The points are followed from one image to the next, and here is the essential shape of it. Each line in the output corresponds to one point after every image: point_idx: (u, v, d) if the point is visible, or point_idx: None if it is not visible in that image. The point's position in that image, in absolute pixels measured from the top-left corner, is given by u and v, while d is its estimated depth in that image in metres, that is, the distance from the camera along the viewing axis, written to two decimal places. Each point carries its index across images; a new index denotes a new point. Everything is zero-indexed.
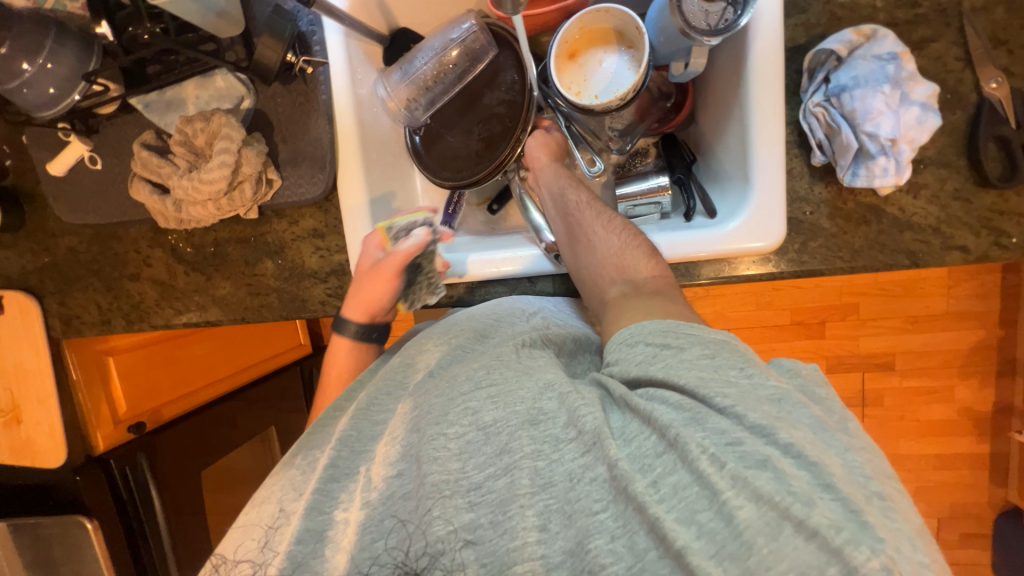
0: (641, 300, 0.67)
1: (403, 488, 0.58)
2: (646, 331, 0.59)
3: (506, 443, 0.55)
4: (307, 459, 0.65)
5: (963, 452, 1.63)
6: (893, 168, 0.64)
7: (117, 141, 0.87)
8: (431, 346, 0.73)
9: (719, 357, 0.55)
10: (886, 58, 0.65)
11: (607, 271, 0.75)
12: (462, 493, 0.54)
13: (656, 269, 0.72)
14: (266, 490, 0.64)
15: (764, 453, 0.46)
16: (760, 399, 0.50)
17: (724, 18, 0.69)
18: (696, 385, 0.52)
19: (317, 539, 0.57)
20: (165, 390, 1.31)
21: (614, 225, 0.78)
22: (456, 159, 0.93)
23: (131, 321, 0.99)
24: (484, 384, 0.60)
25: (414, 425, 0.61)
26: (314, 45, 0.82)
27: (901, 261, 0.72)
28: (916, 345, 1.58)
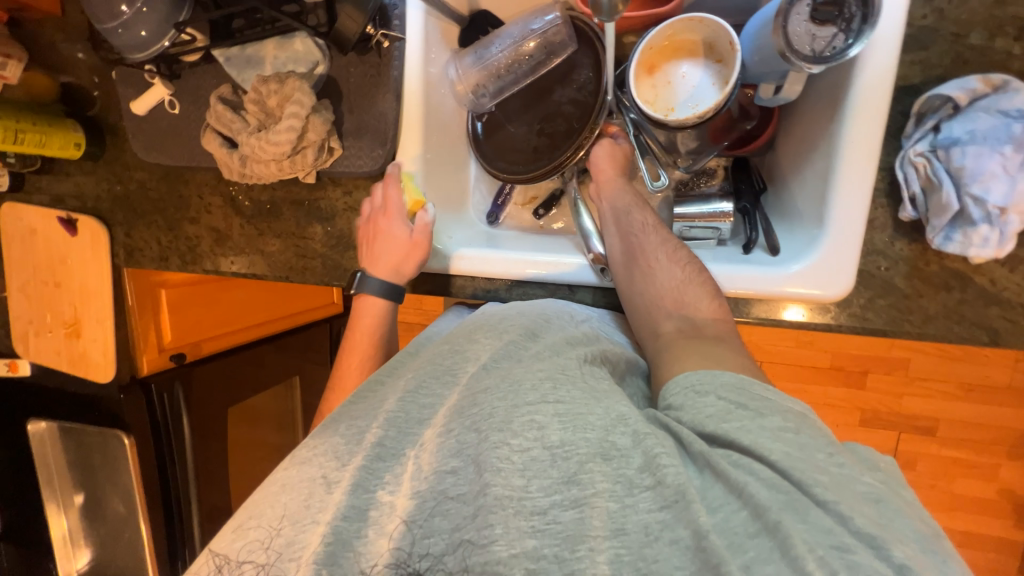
0: (701, 344, 0.66)
1: (457, 489, 0.56)
2: (720, 383, 0.59)
3: (574, 470, 0.54)
4: (352, 431, 0.64)
5: (995, 536, 1.52)
6: (994, 239, 0.58)
7: (196, 89, 0.90)
8: (481, 338, 0.72)
9: (802, 434, 0.53)
10: (1013, 115, 0.57)
11: (663, 304, 0.74)
12: (526, 516, 0.52)
13: (718, 311, 0.71)
14: (306, 452, 0.64)
15: (879, 569, 0.43)
16: (857, 493, 0.49)
17: (831, 45, 0.63)
18: (784, 462, 0.50)
19: (360, 519, 0.57)
20: (206, 326, 1.39)
21: (678, 257, 0.76)
22: (514, 151, 0.91)
23: (185, 262, 1.04)
24: (550, 399, 0.59)
25: (470, 423, 0.59)
26: (393, 19, 0.81)
27: (979, 337, 0.66)
28: (967, 415, 1.47)
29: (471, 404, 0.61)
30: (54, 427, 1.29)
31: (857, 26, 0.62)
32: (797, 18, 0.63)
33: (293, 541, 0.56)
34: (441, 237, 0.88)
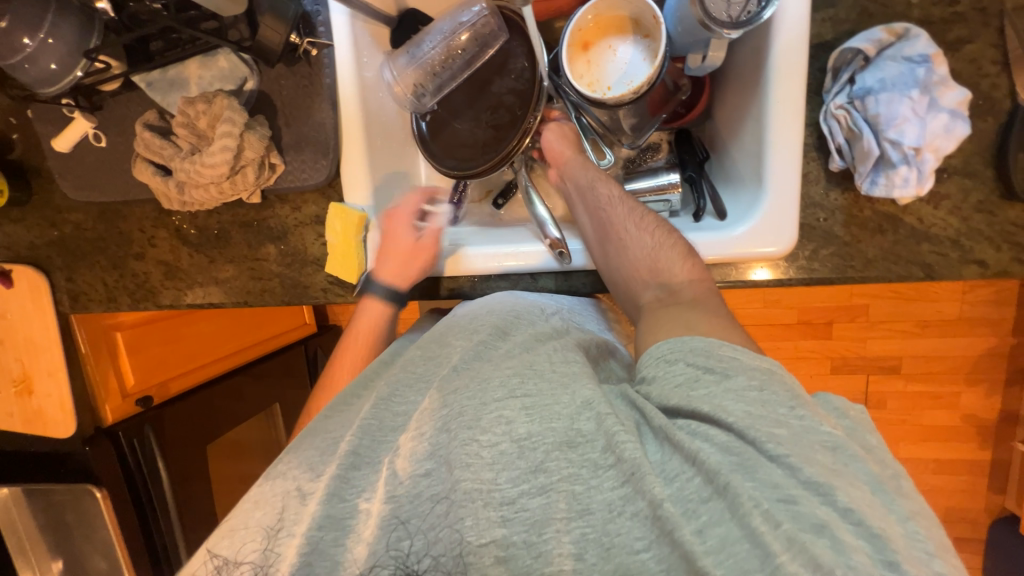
0: (677, 309, 0.67)
1: (431, 490, 0.57)
2: (690, 349, 0.59)
3: (541, 459, 0.54)
4: (325, 442, 0.65)
5: (964, 458, 1.62)
6: (915, 178, 0.61)
7: (122, 118, 0.86)
8: (453, 341, 0.72)
9: (766, 391, 0.54)
10: (916, 60, 0.61)
11: (640, 274, 0.74)
12: (495, 507, 0.53)
13: (694, 272, 0.71)
14: (281, 464, 0.64)
15: (821, 519, 0.46)
16: (808, 444, 0.50)
17: (746, 10, 0.66)
18: (743, 424, 0.51)
19: (338, 526, 0.58)
20: (171, 365, 1.33)
21: (646, 224, 0.76)
22: (463, 148, 0.90)
23: (136, 300, 1.00)
24: (517, 393, 0.59)
25: (442, 424, 0.59)
26: (320, 27, 0.80)
27: (915, 273, 0.70)
28: (925, 350, 1.55)
29: (440, 405, 0.61)
30: (18, 491, 1.21)
31: None
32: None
33: (273, 552, 0.57)
34: None
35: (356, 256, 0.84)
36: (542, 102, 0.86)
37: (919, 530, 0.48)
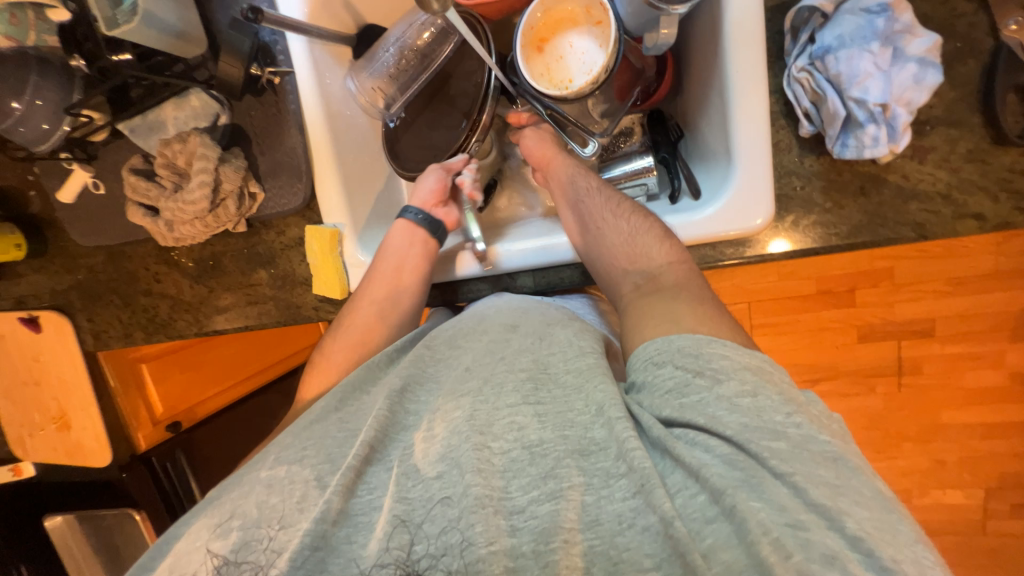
0: (659, 298, 0.65)
1: (441, 495, 0.53)
2: (677, 347, 0.57)
3: (552, 466, 0.53)
4: (341, 434, 0.61)
5: (1011, 420, 1.51)
6: (885, 136, 0.58)
7: (113, 165, 0.92)
8: (463, 343, 0.69)
9: (761, 396, 0.52)
10: (875, 10, 0.58)
11: (619, 262, 0.72)
12: (505, 515, 0.51)
13: (672, 254, 0.69)
14: (288, 453, 0.59)
15: (834, 549, 0.43)
16: (811, 455, 0.48)
17: None
18: (738, 434, 0.50)
19: (348, 523, 0.55)
20: (195, 390, 1.40)
21: (623, 211, 0.75)
22: (421, 149, 0.91)
23: (149, 334, 1.06)
24: (530, 399, 0.58)
25: (454, 427, 0.56)
26: (280, 55, 0.82)
27: (907, 235, 0.66)
28: (958, 309, 1.45)
29: (454, 403, 0.59)
30: (71, 518, 1.31)
31: None
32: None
33: (282, 545, 0.53)
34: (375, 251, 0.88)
35: (336, 275, 0.86)
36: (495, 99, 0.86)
37: (925, 555, 0.44)
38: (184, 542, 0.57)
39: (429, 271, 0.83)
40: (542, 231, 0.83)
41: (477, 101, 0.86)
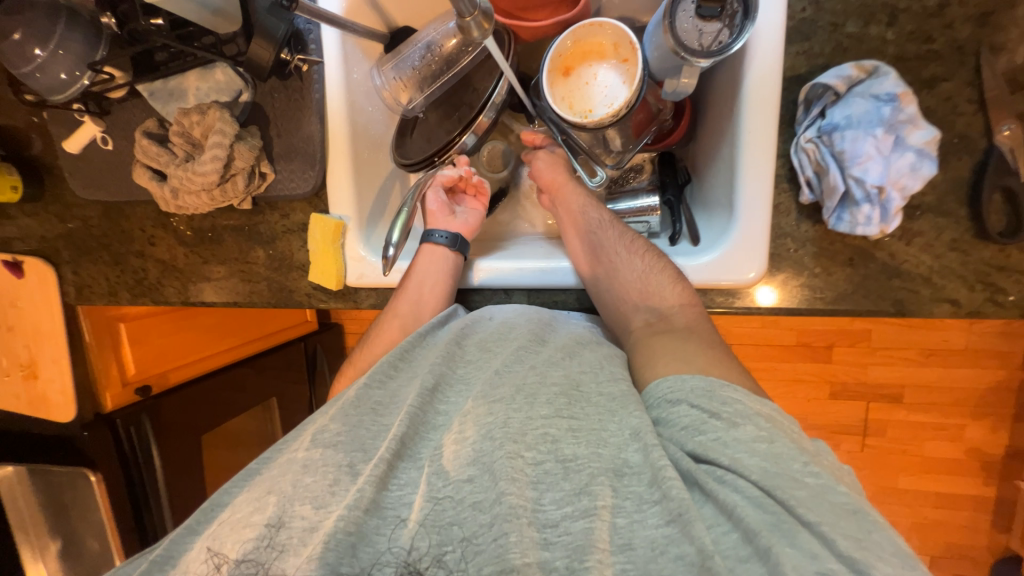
0: (668, 337, 0.67)
1: (473, 498, 0.52)
2: (690, 388, 0.58)
3: (586, 482, 0.52)
4: (375, 426, 0.62)
5: (967, 494, 1.55)
6: (878, 217, 0.62)
7: (126, 123, 0.91)
8: (493, 347, 0.69)
9: (778, 444, 0.52)
10: (883, 98, 0.61)
11: (631, 298, 0.75)
12: (539, 528, 0.49)
13: (683, 296, 0.71)
14: (325, 435, 0.60)
15: None
16: (829, 507, 0.47)
17: (718, 40, 0.67)
18: (764, 479, 0.49)
19: (377, 513, 0.53)
20: (172, 357, 1.37)
21: (636, 248, 0.77)
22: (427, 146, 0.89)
23: (136, 295, 1.04)
24: (564, 413, 0.57)
25: (487, 432, 0.56)
26: (311, 43, 0.83)
27: (886, 309, 0.69)
28: (927, 379, 1.50)
29: (484, 410, 0.58)
30: (22, 470, 1.28)
31: (740, 21, 0.66)
32: (683, 14, 0.68)
33: (314, 524, 0.52)
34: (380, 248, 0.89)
35: (334, 264, 0.86)
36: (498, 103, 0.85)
37: None
38: (225, 515, 0.58)
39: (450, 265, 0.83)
40: (544, 253, 0.85)
41: (478, 105, 0.86)
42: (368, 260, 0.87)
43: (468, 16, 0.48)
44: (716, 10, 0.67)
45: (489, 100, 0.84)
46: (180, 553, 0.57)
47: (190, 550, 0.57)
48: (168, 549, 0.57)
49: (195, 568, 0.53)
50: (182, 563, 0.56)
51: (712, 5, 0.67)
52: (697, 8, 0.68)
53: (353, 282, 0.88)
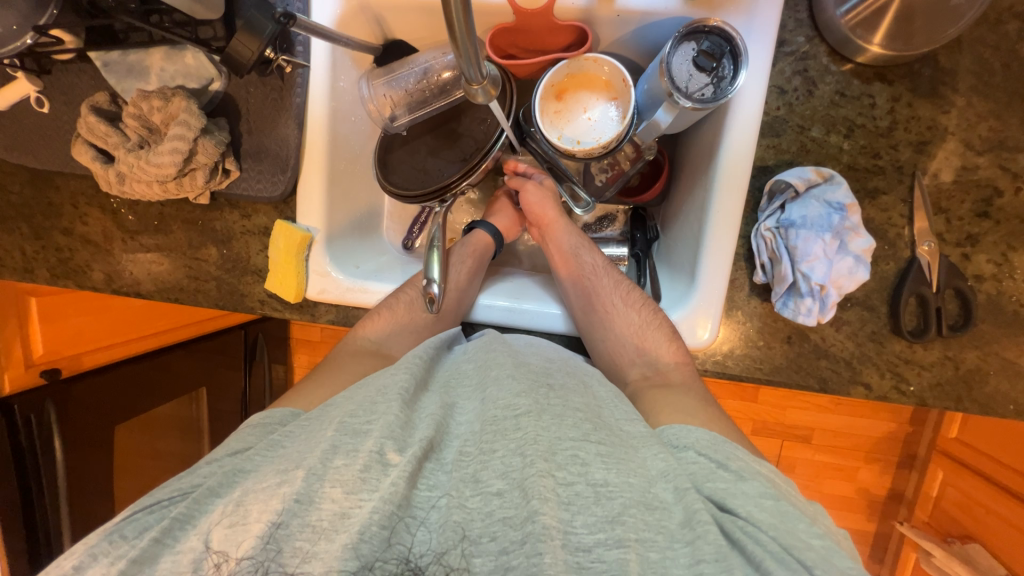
0: (663, 392, 0.69)
1: (503, 512, 0.49)
2: (695, 438, 0.59)
3: (619, 512, 0.50)
4: (403, 415, 0.58)
5: (853, 527, 1.74)
6: (817, 308, 0.69)
7: (68, 86, 0.81)
8: (500, 360, 0.68)
9: (783, 502, 0.53)
10: (834, 206, 0.68)
11: (627, 351, 0.76)
12: (571, 552, 0.47)
13: (677, 354, 0.73)
14: (354, 421, 0.57)
15: None
16: (839, 571, 0.47)
17: (702, 92, 0.70)
18: (781, 536, 0.49)
19: (408, 511, 0.50)
20: (90, 338, 1.25)
21: (633, 300, 0.78)
22: (409, 167, 0.88)
23: (56, 276, 0.93)
24: (592, 438, 0.56)
25: (517, 447, 0.53)
26: (297, 45, 0.79)
27: (812, 385, 0.76)
28: (836, 425, 1.64)
29: (511, 420, 0.57)
30: None
31: (724, 86, 0.69)
32: (680, 57, 0.70)
33: (345, 510, 0.49)
34: (346, 264, 0.85)
35: (294, 275, 0.82)
36: (496, 151, 0.86)
37: None
38: (250, 482, 0.54)
39: (478, 262, 0.88)
40: (511, 292, 0.86)
41: (485, 149, 0.85)
42: (331, 276, 0.83)
43: (475, 85, 0.51)
44: (711, 64, 0.69)
45: (491, 150, 0.85)
46: (198, 512, 0.53)
47: (212, 510, 0.53)
48: (191, 507, 0.53)
49: (219, 532, 0.50)
50: (204, 522, 0.52)
51: (708, 57, 0.69)
52: (694, 55, 0.70)
53: (314, 297, 0.84)
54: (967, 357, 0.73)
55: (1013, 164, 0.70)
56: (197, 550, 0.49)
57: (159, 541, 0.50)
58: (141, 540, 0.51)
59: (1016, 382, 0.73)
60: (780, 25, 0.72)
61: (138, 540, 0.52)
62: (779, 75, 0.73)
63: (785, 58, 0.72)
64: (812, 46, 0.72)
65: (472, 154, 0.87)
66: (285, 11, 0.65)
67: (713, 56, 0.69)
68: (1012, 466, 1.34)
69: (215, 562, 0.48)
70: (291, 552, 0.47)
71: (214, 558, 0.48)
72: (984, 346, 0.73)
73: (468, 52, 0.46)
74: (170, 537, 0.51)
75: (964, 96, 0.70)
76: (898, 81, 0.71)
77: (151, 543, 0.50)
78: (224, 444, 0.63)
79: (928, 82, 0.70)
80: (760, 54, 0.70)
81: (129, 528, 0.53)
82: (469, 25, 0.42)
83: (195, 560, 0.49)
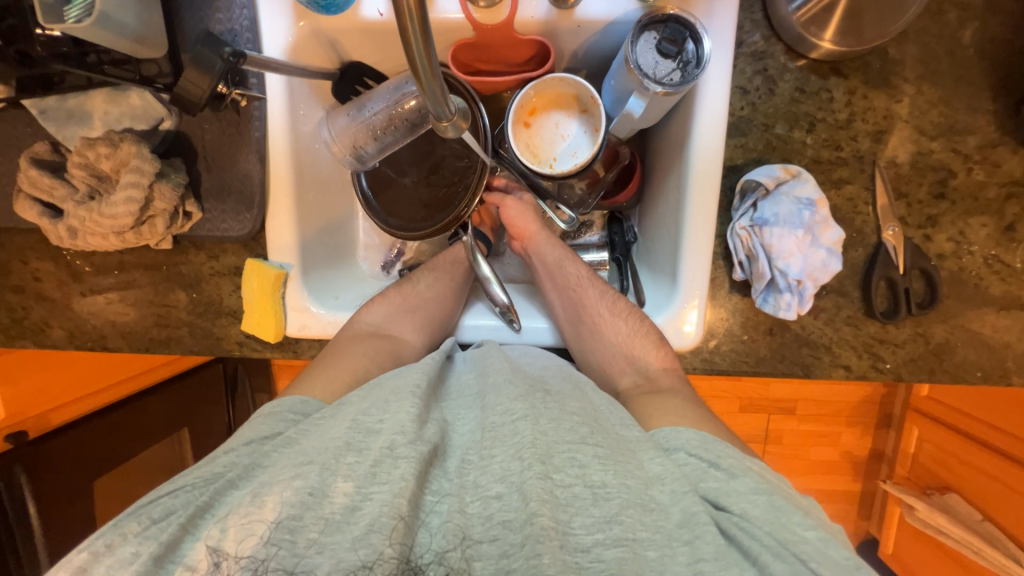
0: (654, 399, 0.70)
1: (503, 516, 0.49)
2: (685, 440, 0.61)
3: (616, 511, 0.50)
4: (416, 409, 0.58)
5: (841, 489, 1.81)
6: (796, 302, 0.71)
7: (3, 137, 0.76)
8: (498, 364, 0.68)
9: (775, 497, 0.55)
10: (803, 202, 0.71)
11: (617, 361, 0.77)
12: (569, 552, 0.47)
13: (665, 360, 0.75)
14: (368, 419, 0.57)
15: None
16: (834, 560, 0.49)
17: (670, 77, 0.69)
18: (775, 531, 0.51)
19: (416, 511, 0.49)
20: (55, 394, 1.16)
21: (620, 309, 0.79)
22: (404, 205, 0.88)
23: (11, 338, 0.87)
24: (589, 441, 0.56)
25: (516, 452, 0.53)
26: (251, 77, 0.75)
27: (797, 372, 0.79)
28: (817, 394, 1.70)
29: (509, 425, 0.57)
30: None
31: (692, 69, 0.68)
32: (643, 46, 0.69)
33: (356, 503, 0.48)
34: (325, 297, 0.83)
35: (272, 314, 0.79)
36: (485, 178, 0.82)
37: None
38: (268, 475, 0.52)
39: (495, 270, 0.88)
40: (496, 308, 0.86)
41: (468, 177, 0.85)
42: (311, 311, 0.81)
43: (445, 121, 0.50)
44: (675, 49, 0.68)
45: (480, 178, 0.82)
46: (221, 503, 0.52)
47: (231, 501, 0.51)
48: (215, 495, 0.52)
49: (235, 525, 0.47)
50: (224, 512, 0.50)
51: (672, 43, 0.68)
52: (656, 43, 0.68)
53: (294, 334, 0.81)
54: (936, 331, 0.77)
55: (963, 146, 0.74)
56: (214, 545, 0.47)
57: (184, 529, 0.49)
58: (166, 523, 0.49)
59: (981, 350, 0.77)
60: (737, 27, 0.73)
61: (165, 523, 0.49)
62: (740, 75, 0.74)
63: (744, 58, 0.74)
64: (768, 45, 0.73)
65: (455, 184, 0.86)
66: (233, 50, 0.63)
67: (676, 41, 0.68)
68: (981, 418, 1.42)
69: (212, 561, 0.47)
70: (305, 543, 0.46)
71: (209, 555, 0.47)
72: (951, 320, 0.77)
73: (434, 88, 0.45)
74: (193, 526, 0.50)
75: (913, 85, 0.73)
76: (852, 74, 0.73)
77: (178, 530, 0.49)
78: (238, 433, 0.61)
79: (880, 73, 0.73)
80: (721, 54, 0.70)
81: (156, 510, 0.50)
82: (431, 59, 0.41)
83: (212, 556, 0.47)
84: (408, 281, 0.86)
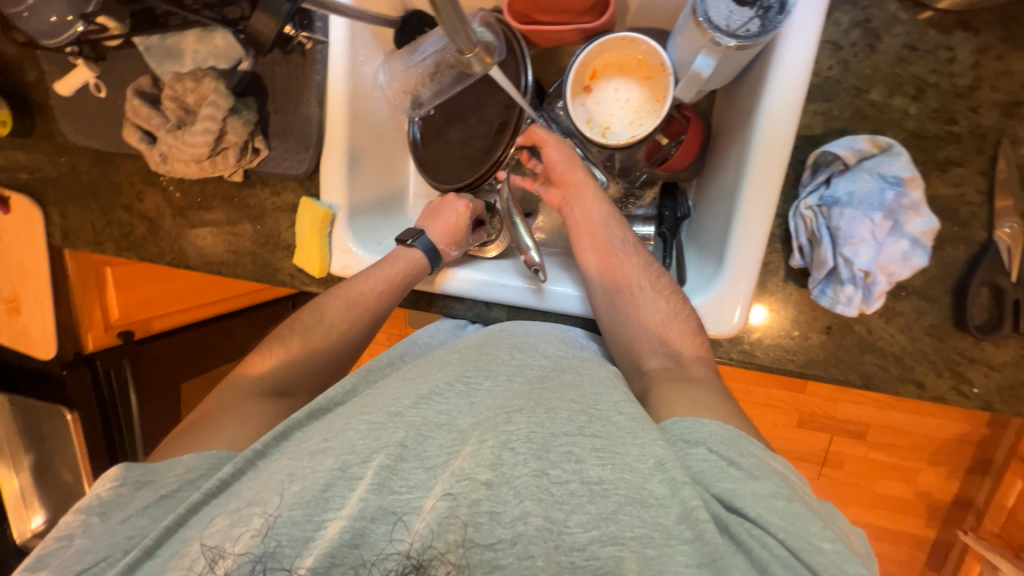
0: (677, 386, 0.64)
1: (491, 507, 0.48)
2: (708, 433, 0.55)
3: (612, 509, 0.48)
4: (363, 426, 0.56)
5: (908, 531, 1.60)
6: (859, 298, 0.62)
7: (120, 71, 0.87)
8: (473, 382, 0.63)
9: (794, 504, 0.50)
10: (890, 180, 0.61)
11: (648, 340, 0.71)
12: (564, 552, 0.46)
13: (700, 348, 0.69)
14: (306, 446, 0.55)
15: None
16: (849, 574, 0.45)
17: (747, 28, 0.60)
18: (788, 538, 0.47)
19: (385, 518, 0.48)
20: (158, 305, 1.30)
21: (662, 285, 0.73)
22: (450, 159, 0.89)
23: (120, 249, 1.02)
24: (587, 432, 0.54)
25: (506, 437, 0.52)
26: (317, 21, 0.79)
27: (854, 381, 0.69)
28: (898, 423, 1.48)
29: (503, 417, 0.55)
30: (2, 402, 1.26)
31: (773, 17, 0.59)
32: None
33: (311, 534, 0.48)
34: (367, 240, 0.87)
35: (317, 249, 0.85)
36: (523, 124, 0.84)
37: None
38: (195, 528, 0.52)
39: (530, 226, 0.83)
40: (494, 269, 0.83)
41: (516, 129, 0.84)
42: (352, 252, 0.85)
43: (468, 54, 0.50)
44: None
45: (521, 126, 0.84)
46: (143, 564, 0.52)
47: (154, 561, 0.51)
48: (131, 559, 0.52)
49: None
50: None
51: None
52: None
53: (336, 271, 0.87)
54: None
55: None
56: None
57: None
58: None
59: None
60: None
61: None
62: (834, 28, 0.63)
63: (844, 6, 0.63)
64: None
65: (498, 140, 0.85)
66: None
67: None
68: None
69: None
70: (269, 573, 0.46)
71: None
72: None
73: (453, 19, 0.44)
74: None
75: None
76: (986, 29, 0.59)
77: None
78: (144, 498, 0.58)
79: None
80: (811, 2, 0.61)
81: None
82: None
83: None
84: (331, 306, 0.79)
